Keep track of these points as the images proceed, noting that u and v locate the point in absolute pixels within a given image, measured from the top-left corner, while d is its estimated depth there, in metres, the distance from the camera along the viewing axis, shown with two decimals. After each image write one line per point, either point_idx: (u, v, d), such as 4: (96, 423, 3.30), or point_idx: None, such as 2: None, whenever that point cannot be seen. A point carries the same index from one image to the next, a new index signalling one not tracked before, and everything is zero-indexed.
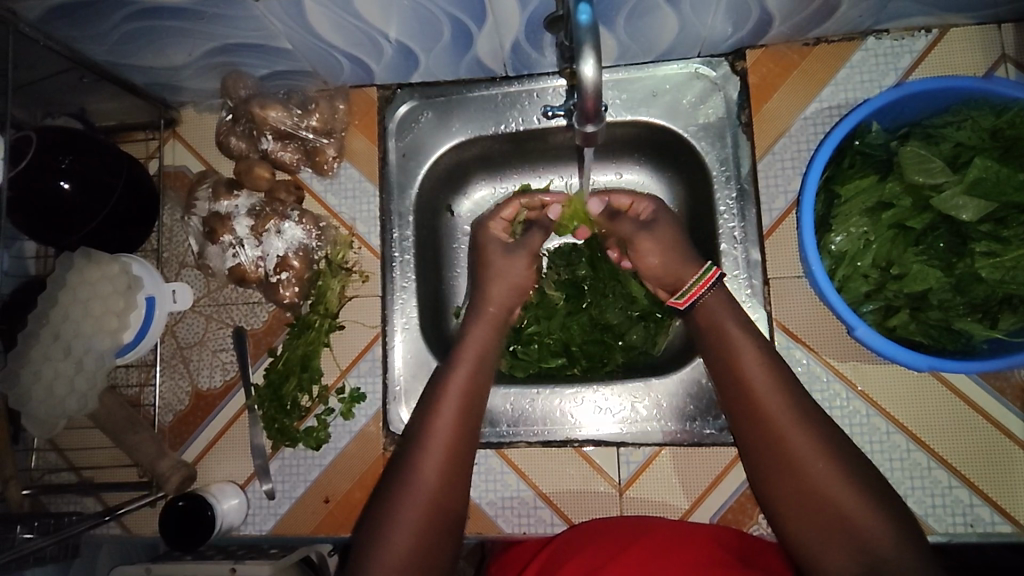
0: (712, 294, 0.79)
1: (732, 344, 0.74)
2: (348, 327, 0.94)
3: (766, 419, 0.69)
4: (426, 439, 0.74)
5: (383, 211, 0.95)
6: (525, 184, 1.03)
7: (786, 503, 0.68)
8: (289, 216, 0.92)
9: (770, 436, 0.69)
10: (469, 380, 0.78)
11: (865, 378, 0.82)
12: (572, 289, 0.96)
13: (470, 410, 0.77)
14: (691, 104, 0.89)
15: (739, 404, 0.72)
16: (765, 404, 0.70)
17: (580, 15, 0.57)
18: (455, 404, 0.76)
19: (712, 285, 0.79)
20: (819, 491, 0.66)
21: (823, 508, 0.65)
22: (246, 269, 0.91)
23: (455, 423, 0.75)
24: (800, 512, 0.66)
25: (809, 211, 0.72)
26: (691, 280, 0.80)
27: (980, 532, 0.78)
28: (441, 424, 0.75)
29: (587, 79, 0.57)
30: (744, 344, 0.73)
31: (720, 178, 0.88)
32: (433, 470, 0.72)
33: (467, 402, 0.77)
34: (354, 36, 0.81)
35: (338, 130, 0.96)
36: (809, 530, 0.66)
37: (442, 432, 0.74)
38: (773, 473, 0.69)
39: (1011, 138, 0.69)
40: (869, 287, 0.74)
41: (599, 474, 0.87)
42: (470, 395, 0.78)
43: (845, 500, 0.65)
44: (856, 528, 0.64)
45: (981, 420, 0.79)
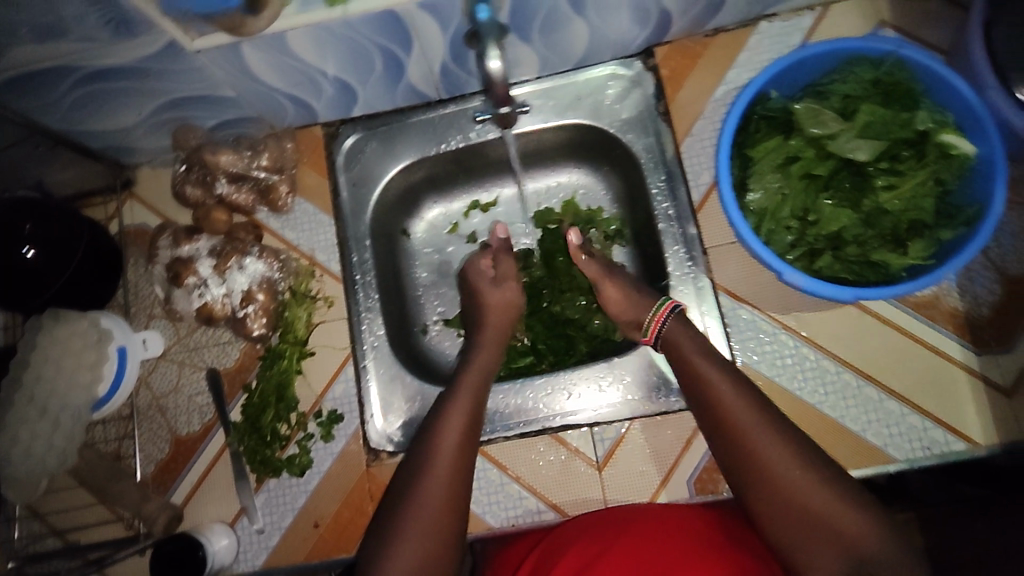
0: (673, 323, 0.84)
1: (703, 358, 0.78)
2: (319, 352, 0.96)
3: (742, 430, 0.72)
4: (413, 514, 0.73)
5: (342, 238, 0.99)
6: (474, 199, 1.11)
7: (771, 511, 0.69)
8: (250, 252, 0.94)
9: (722, 418, 0.74)
10: (476, 396, 0.83)
11: (810, 324, 0.87)
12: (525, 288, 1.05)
13: (475, 419, 0.81)
14: (613, 103, 0.99)
15: (706, 419, 0.76)
16: (715, 382, 0.76)
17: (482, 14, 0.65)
18: (458, 418, 0.80)
19: (670, 316, 0.85)
20: (771, 462, 0.70)
21: (770, 472, 0.69)
22: (213, 307, 0.93)
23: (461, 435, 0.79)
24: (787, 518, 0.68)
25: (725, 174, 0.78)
26: (651, 314, 0.86)
27: (938, 454, 0.82)
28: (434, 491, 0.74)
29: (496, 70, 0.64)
30: (715, 369, 0.77)
31: (649, 165, 0.96)
32: (443, 473, 0.76)
33: (470, 419, 0.80)
34: (293, 77, 0.88)
35: (289, 167, 1.00)
36: (760, 495, 0.70)
37: (438, 482, 0.75)
38: (730, 441, 0.73)
39: (891, 85, 0.76)
40: (793, 237, 0.79)
41: (577, 456, 0.89)
42: (461, 466, 0.77)
43: (794, 477, 0.69)
44: (801, 497, 0.68)
45: (920, 348, 0.85)
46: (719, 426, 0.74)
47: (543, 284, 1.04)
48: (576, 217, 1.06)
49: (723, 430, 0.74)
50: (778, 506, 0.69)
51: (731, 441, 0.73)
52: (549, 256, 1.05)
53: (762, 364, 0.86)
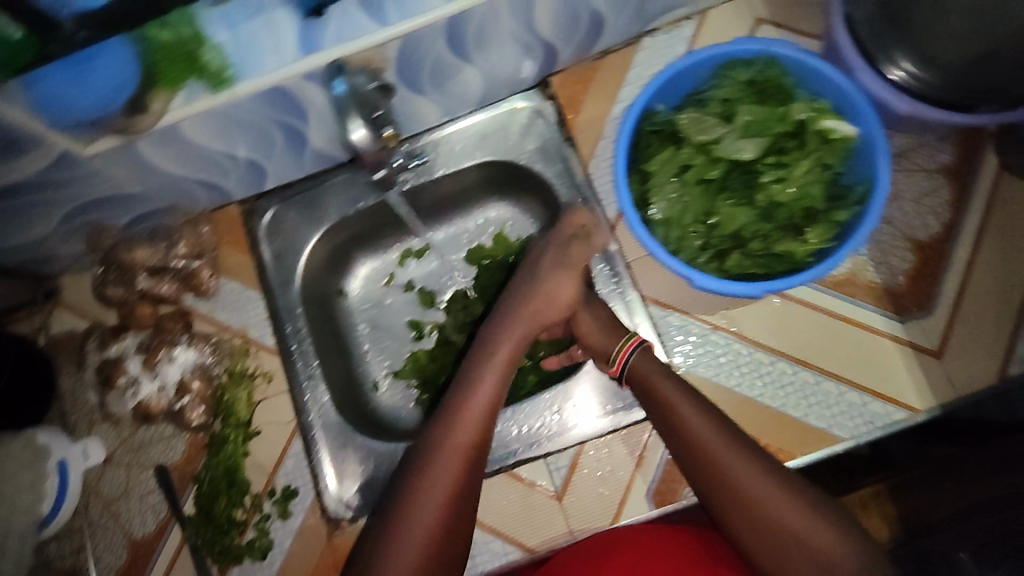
0: (639, 355, 0.81)
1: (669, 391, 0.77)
2: (265, 430, 0.94)
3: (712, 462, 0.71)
4: (398, 538, 0.71)
5: (273, 310, 0.99)
6: (406, 249, 1.13)
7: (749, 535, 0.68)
8: (179, 341, 0.94)
9: (689, 442, 0.73)
10: (486, 411, 0.79)
11: (738, 321, 0.88)
12: (467, 328, 1.08)
13: (483, 434, 0.78)
14: (518, 136, 1.01)
15: (674, 445, 0.75)
16: (678, 407, 0.75)
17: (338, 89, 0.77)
18: (465, 434, 0.77)
19: (636, 349, 0.82)
20: (739, 481, 0.69)
21: (734, 492, 0.69)
22: (149, 403, 0.92)
23: (466, 450, 0.76)
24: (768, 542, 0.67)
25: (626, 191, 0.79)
26: (616, 349, 0.82)
27: (881, 426, 0.83)
28: (433, 494, 0.73)
29: None
30: (679, 396, 0.76)
31: (562, 190, 0.99)
32: (440, 489, 0.74)
33: (479, 436, 0.77)
34: (198, 162, 0.89)
35: (209, 250, 1.00)
36: (733, 514, 0.69)
37: (435, 500, 0.73)
38: (697, 463, 0.72)
39: (763, 84, 0.79)
40: (701, 241, 0.80)
41: (535, 488, 0.88)
42: (464, 482, 0.75)
43: (761, 495, 0.68)
44: (770, 514, 0.67)
45: (846, 325, 0.86)
46: (685, 450, 0.73)
47: (484, 321, 1.07)
48: (507, 250, 1.09)
49: (695, 463, 0.72)
50: (749, 525, 0.68)
51: (698, 464, 0.72)
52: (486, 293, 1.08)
53: (698, 368, 0.87)
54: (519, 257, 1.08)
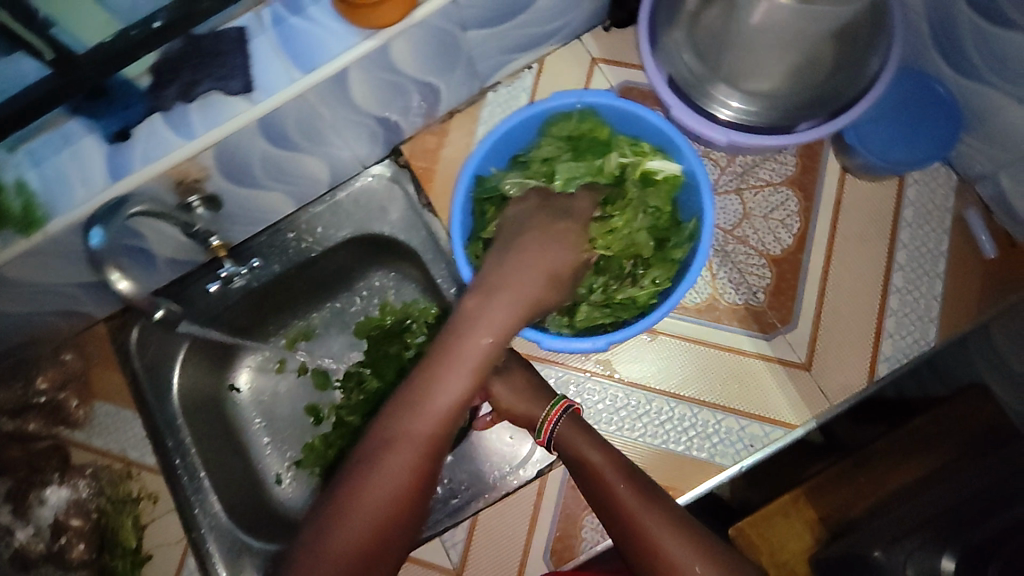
0: (566, 423, 0.78)
1: (593, 456, 0.74)
2: (155, 553, 0.91)
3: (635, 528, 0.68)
4: (310, 569, 0.61)
5: (152, 427, 0.95)
6: (294, 331, 1.10)
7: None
8: (51, 481, 0.92)
9: (613, 505, 0.70)
10: (434, 431, 0.66)
11: (614, 363, 0.87)
12: (361, 407, 1.03)
13: (427, 459, 0.66)
14: (380, 209, 1.02)
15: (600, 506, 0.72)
16: (600, 465, 0.73)
17: (94, 239, 0.67)
18: (407, 456, 0.65)
19: (563, 416, 0.78)
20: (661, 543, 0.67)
21: (654, 555, 0.67)
22: (25, 549, 0.89)
23: (400, 483, 0.64)
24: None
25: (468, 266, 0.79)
26: (543, 415, 0.79)
27: (761, 448, 0.83)
28: (358, 522, 0.62)
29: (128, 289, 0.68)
30: (603, 458, 0.73)
31: (430, 258, 1.00)
32: (363, 521, 0.63)
33: (424, 461, 0.65)
34: (43, 295, 0.87)
35: (76, 376, 0.97)
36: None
37: (358, 530, 0.62)
38: (621, 526, 0.69)
39: (578, 139, 0.81)
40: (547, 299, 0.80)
41: (433, 568, 0.85)
42: (396, 513, 0.64)
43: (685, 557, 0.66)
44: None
45: (713, 351, 0.86)
46: (609, 512, 0.71)
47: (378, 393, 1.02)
48: (394, 316, 1.06)
49: (619, 530, 0.70)
50: None
51: (620, 526, 0.69)
52: (375, 363, 1.04)
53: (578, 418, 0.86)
54: (406, 322, 1.05)
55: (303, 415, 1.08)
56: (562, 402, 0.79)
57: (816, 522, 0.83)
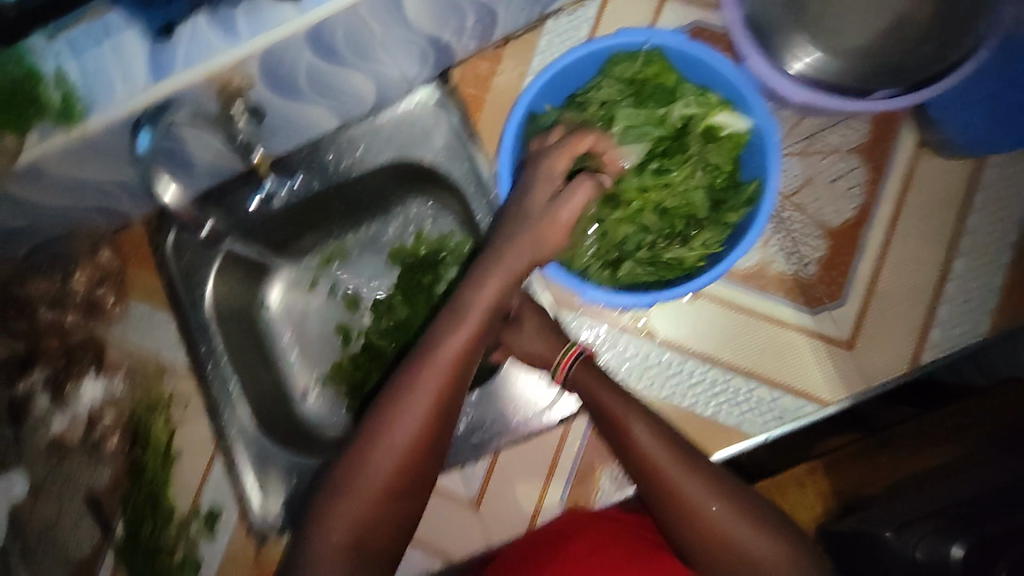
0: (581, 366, 0.78)
1: (611, 403, 0.74)
2: (185, 452, 0.95)
3: (656, 476, 0.69)
4: (349, 499, 0.64)
5: (186, 330, 0.96)
6: (326, 253, 1.10)
7: (696, 554, 0.67)
8: (89, 372, 0.95)
9: (645, 461, 0.70)
10: (453, 370, 0.65)
11: (649, 321, 0.85)
12: (389, 333, 1.03)
13: (451, 396, 0.66)
14: (424, 133, 0.98)
15: (628, 461, 0.72)
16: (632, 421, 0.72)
17: (140, 142, 0.70)
18: (434, 393, 0.64)
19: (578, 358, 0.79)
20: (699, 504, 0.67)
21: (695, 514, 0.67)
22: (64, 435, 0.93)
23: (427, 420, 0.64)
24: (712, 558, 0.66)
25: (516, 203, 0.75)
26: (559, 357, 0.79)
27: (790, 420, 0.81)
28: (390, 458, 0.64)
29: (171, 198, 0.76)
30: (632, 413, 0.73)
31: (473, 191, 0.96)
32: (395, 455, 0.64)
33: (448, 396, 0.65)
34: (81, 190, 0.86)
35: (113, 273, 0.97)
36: (693, 536, 0.67)
37: (390, 464, 0.64)
38: (654, 480, 0.69)
39: (642, 82, 0.76)
40: (592, 250, 0.76)
41: (451, 499, 0.87)
42: (426, 446, 0.65)
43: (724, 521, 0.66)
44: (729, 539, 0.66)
45: (752, 319, 0.84)
46: (638, 467, 0.70)
47: (408, 321, 1.03)
48: (429, 247, 1.05)
49: (640, 478, 0.71)
50: (710, 548, 0.66)
51: (650, 483, 0.69)
52: (407, 292, 1.04)
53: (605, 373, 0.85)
54: (439, 253, 1.04)
55: (332, 335, 1.09)
56: (576, 345, 0.79)
57: (829, 494, 0.83)
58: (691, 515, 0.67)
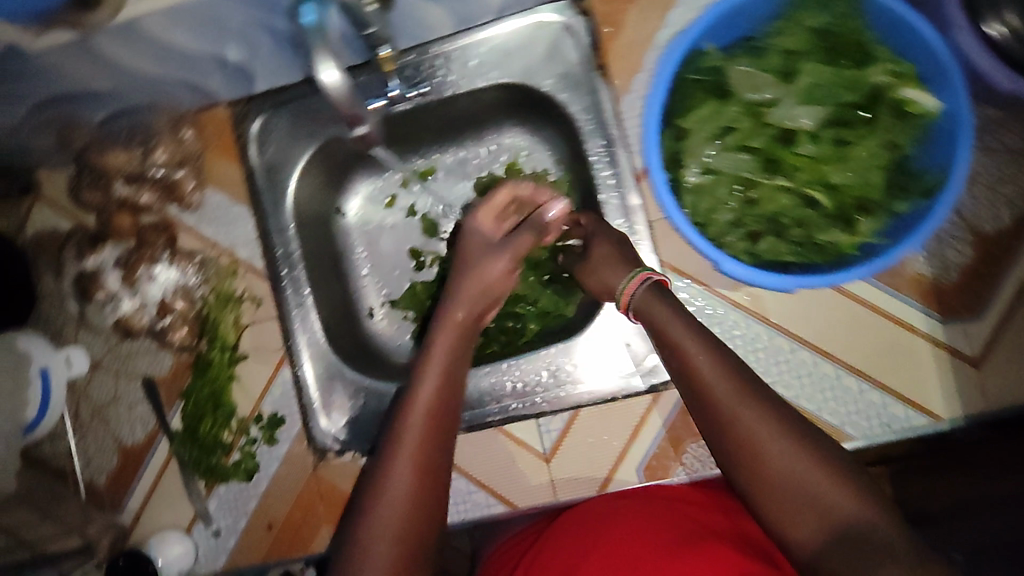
0: (645, 290, 0.73)
1: (678, 331, 0.67)
2: (252, 355, 0.91)
3: (721, 406, 0.62)
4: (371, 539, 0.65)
5: (262, 231, 0.92)
6: (411, 168, 1.03)
7: (763, 496, 0.60)
8: (160, 258, 0.89)
9: (719, 410, 0.62)
10: (437, 390, 0.73)
11: (766, 302, 0.80)
12: None
13: (440, 423, 0.72)
14: (543, 55, 0.86)
15: (696, 406, 0.64)
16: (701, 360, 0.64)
17: (306, 16, 0.62)
18: (421, 417, 0.71)
19: (646, 283, 0.74)
20: (774, 457, 0.59)
21: (772, 470, 0.59)
22: (130, 319, 0.89)
23: (421, 437, 0.70)
24: (777, 501, 0.59)
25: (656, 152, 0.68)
26: (621, 286, 0.75)
27: (897, 430, 0.78)
28: (394, 492, 0.67)
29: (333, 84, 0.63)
30: (698, 345, 0.65)
31: (588, 128, 0.85)
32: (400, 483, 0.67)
33: (436, 423, 0.71)
34: (176, 61, 0.78)
35: (193, 157, 0.91)
36: (772, 495, 0.59)
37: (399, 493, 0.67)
38: (727, 430, 0.62)
39: (836, 37, 0.67)
40: (732, 216, 0.71)
41: (523, 447, 0.86)
42: (428, 477, 0.69)
43: (808, 478, 0.58)
44: (816, 496, 0.57)
45: (877, 318, 0.79)
46: (709, 414, 0.63)
47: None
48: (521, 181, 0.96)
49: (703, 409, 0.64)
50: (794, 508, 0.58)
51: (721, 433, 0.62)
52: None
53: None
54: None
55: (405, 257, 1.03)
56: (640, 274, 0.74)
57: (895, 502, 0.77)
58: (756, 449, 0.60)
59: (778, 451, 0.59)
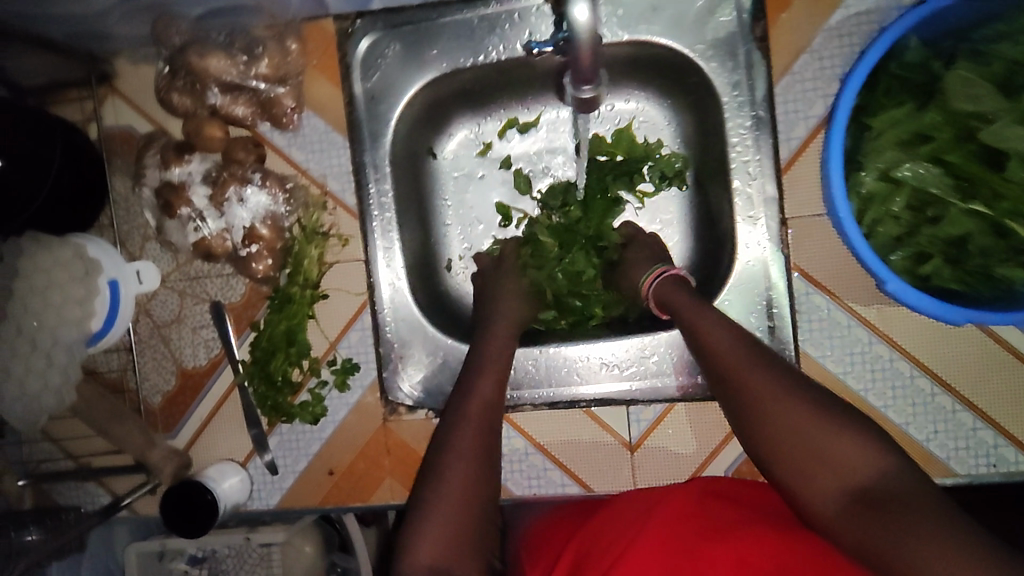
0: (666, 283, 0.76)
1: (698, 317, 0.69)
2: (332, 295, 0.86)
3: (740, 378, 0.63)
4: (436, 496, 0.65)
5: (356, 164, 0.84)
6: (512, 117, 0.93)
7: (777, 457, 0.60)
8: (251, 180, 0.83)
9: (742, 381, 0.63)
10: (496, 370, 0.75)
11: (893, 323, 0.76)
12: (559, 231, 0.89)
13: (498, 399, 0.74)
14: (698, 15, 0.77)
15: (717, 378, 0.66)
16: (720, 334, 0.66)
17: None
18: (485, 384, 0.73)
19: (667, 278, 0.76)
20: (797, 425, 0.60)
21: (799, 432, 0.59)
22: (211, 243, 0.84)
23: (484, 407, 0.72)
24: (793, 460, 0.59)
25: (838, 139, 0.64)
26: (642, 280, 0.78)
27: (1003, 472, 0.75)
28: (462, 455, 0.67)
29: (581, 23, 0.56)
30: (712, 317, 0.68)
31: (733, 105, 0.77)
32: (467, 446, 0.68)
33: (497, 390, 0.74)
34: None
35: (293, 74, 0.84)
36: (798, 464, 0.59)
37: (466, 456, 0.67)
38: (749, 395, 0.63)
39: None
40: (900, 231, 0.68)
41: (609, 433, 0.84)
42: (486, 445, 0.69)
43: (830, 442, 0.58)
44: (837, 456, 0.57)
45: (1009, 358, 0.74)
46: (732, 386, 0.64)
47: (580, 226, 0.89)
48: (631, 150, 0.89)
49: (722, 386, 0.66)
50: (820, 471, 0.57)
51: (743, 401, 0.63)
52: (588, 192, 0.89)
53: (827, 359, 0.77)
54: (643, 163, 0.89)
55: (489, 211, 0.95)
56: (662, 266, 0.77)
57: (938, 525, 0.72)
58: (775, 415, 0.61)
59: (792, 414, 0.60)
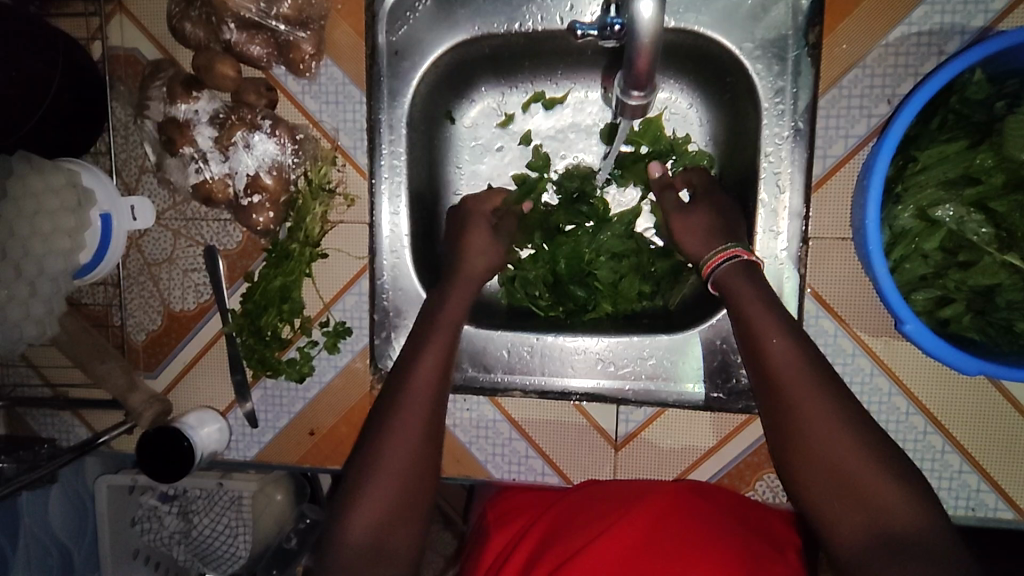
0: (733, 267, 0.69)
1: (760, 322, 0.64)
2: (331, 255, 0.84)
3: (798, 405, 0.60)
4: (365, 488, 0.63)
5: (371, 123, 0.80)
6: (538, 91, 0.88)
7: (802, 471, 0.59)
8: (260, 127, 0.79)
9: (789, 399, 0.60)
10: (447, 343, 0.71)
11: (898, 357, 0.75)
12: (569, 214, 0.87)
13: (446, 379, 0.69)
14: (751, 11, 0.73)
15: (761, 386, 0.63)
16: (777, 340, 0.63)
17: None
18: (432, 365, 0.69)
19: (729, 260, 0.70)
20: (838, 456, 0.58)
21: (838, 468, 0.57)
22: (212, 187, 0.80)
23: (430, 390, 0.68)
24: (822, 484, 0.58)
25: (881, 166, 0.62)
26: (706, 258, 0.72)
27: (980, 516, 0.76)
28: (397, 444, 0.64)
29: (643, 21, 0.54)
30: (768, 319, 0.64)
31: (772, 112, 0.74)
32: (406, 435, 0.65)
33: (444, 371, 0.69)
34: None
35: (315, 18, 0.79)
36: (827, 494, 0.58)
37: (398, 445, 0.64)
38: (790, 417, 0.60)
39: None
40: (927, 270, 0.69)
41: (596, 429, 0.83)
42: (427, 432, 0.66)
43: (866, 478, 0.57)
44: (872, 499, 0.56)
45: (1007, 407, 0.74)
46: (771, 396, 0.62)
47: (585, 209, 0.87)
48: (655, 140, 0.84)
49: (769, 403, 0.62)
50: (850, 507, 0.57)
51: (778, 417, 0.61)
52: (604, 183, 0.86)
53: None
54: (667, 156, 0.84)
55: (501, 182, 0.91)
56: (726, 249, 0.70)
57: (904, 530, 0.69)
58: (817, 435, 0.59)
59: (845, 453, 0.57)
